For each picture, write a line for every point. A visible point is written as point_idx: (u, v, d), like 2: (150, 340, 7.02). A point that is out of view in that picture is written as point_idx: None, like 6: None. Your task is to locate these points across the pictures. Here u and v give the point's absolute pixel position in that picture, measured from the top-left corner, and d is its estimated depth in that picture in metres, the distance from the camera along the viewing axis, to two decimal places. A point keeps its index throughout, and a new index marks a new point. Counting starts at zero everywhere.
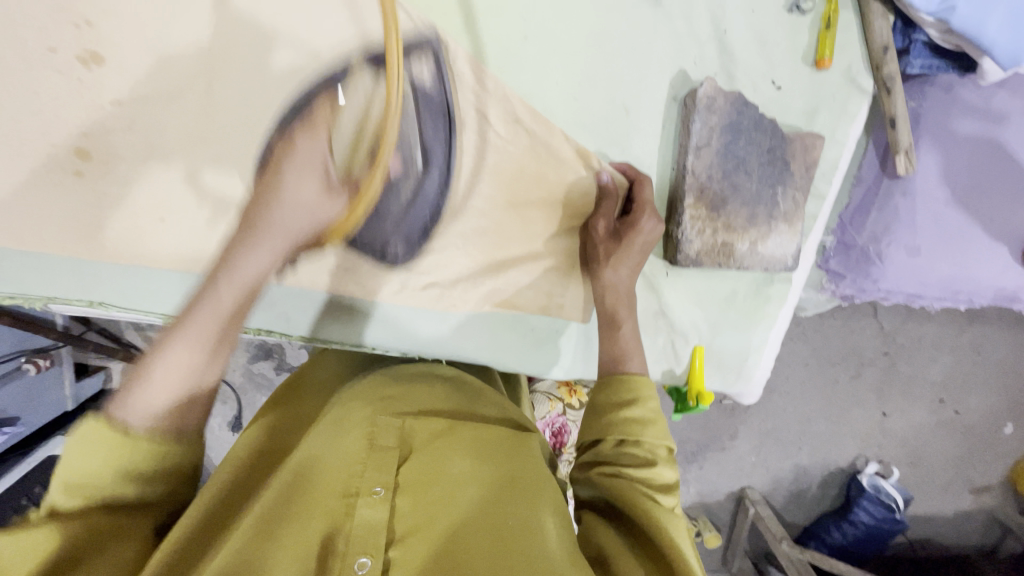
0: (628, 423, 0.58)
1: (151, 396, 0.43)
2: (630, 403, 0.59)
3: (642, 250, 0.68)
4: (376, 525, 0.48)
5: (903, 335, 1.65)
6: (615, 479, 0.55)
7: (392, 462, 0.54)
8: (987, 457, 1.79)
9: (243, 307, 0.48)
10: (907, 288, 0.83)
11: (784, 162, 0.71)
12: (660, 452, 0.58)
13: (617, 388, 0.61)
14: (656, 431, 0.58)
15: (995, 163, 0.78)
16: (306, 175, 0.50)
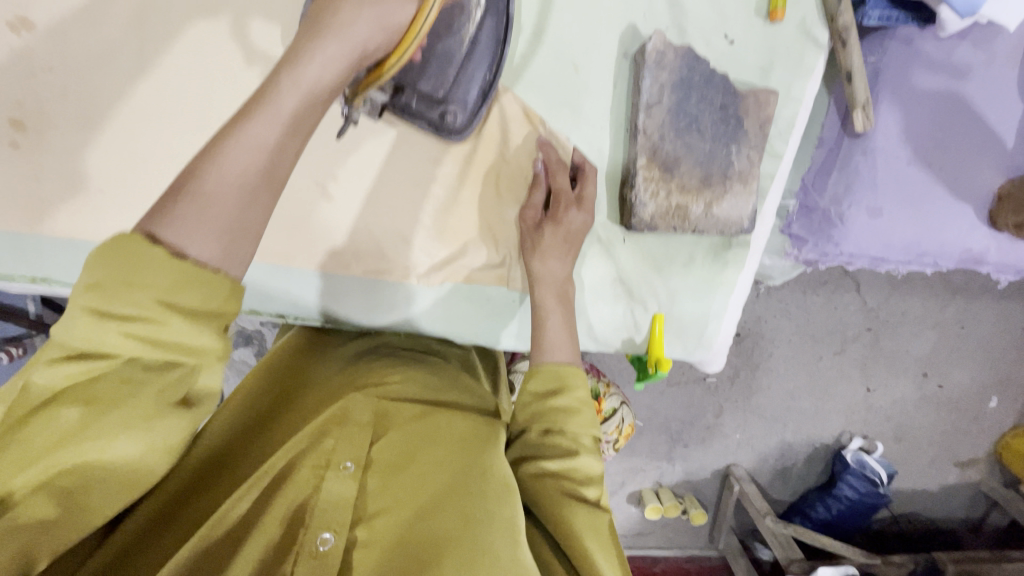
0: (554, 412, 0.57)
1: (202, 212, 0.37)
2: (555, 392, 0.59)
3: (568, 239, 0.68)
4: (343, 499, 0.49)
5: (886, 310, 1.64)
6: (540, 475, 0.55)
7: (364, 440, 0.55)
8: (973, 431, 1.79)
9: (305, 116, 0.42)
10: (870, 252, 0.82)
11: (737, 119, 0.69)
12: (586, 441, 0.57)
13: (545, 378, 0.60)
14: (581, 421, 0.57)
15: (957, 119, 0.76)
16: None
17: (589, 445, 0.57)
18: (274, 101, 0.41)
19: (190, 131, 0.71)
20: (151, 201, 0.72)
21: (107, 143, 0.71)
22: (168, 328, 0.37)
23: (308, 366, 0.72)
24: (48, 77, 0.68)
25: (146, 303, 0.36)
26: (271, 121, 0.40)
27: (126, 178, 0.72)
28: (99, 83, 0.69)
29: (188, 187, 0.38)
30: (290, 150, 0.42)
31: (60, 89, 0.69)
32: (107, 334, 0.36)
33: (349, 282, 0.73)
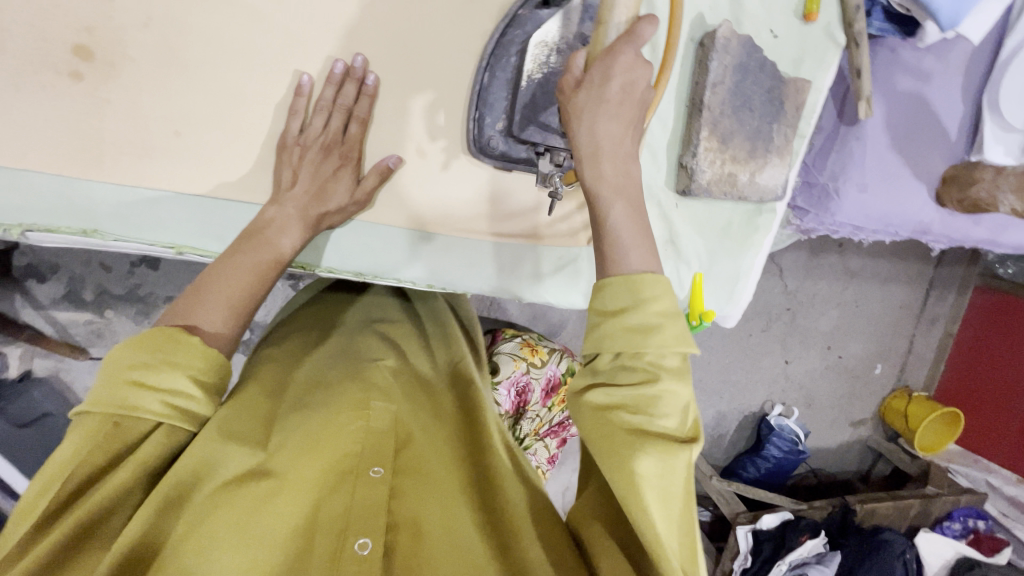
0: (626, 335, 0.51)
1: (207, 303, 0.57)
2: (625, 310, 0.51)
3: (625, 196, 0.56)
4: (372, 503, 0.55)
5: (802, 292, 2.20)
6: (609, 400, 0.50)
7: (389, 447, 0.61)
8: (863, 392, 2.43)
9: (311, 192, 0.67)
10: (853, 221, 1.00)
11: (780, 102, 0.82)
12: (670, 362, 0.50)
13: (623, 290, 0.52)
14: (662, 341, 0.50)
15: (923, 114, 0.97)
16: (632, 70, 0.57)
17: (669, 369, 0.50)
18: (279, 207, 0.66)
19: (280, 75, 0.68)
20: (234, 149, 0.69)
21: (195, 87, 0.66)
22: (178, 351, 0.53)
23: (315, 376, 0.72)
24: (127, 3, 0.62)
25: (164, 345, 0.52)
26: (281, 225, 0.65)
27: (207, 121, 0.67)
28: (188, 17, 0.64)
29: (200, 288, 0.58)
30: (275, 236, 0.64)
31: (141, 18, 0.62)
32: (136, 368, 0.51)
33: (415, 237, 0.79)
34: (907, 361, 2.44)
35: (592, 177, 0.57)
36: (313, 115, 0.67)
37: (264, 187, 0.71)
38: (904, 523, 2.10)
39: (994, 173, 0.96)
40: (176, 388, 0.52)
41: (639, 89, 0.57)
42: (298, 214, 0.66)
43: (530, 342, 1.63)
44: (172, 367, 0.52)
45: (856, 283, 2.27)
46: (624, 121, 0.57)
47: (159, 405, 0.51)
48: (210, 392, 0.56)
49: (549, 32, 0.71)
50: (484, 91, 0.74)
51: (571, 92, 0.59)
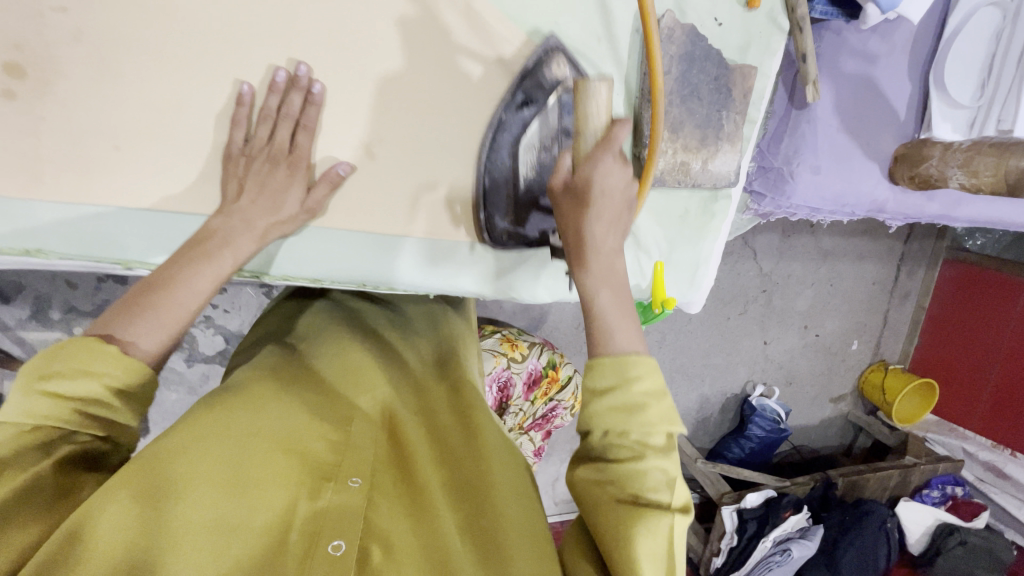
0: (612, 413, 0.54)
1: (150, 320, 0.56)
2: (613, 388, 0.55)
3: (616, 285, 0.63)
4: (350, 509, 0.56)
5: (777, 274, 2.24)
6: (601, 477, 0.55)
7: (368, 457, 0.62)
8: (841, 368, 2.48)
9: (264, 210, 0.67)
10: (809, 203, 1.01)
11: (728, 89, 0.83)
12: (657, 440, 0.54)
13: (607, 370, 0.56)
14: (651, 417, 0.54)
15: (871, 94, 0.99)
16: (616, 164, 0.66)
17: (657, 447, 0.54)
18: (223, 231, 0.65)
19: (219, 84, 0.67)
20: (176, 163, 0.68)
21: (133, 101, 0.65)
22: (91, 357, 0.51)
23: (293, 375, 0.72)
24: (57, 18, 0.61)
25: (77, 353, 0.51)
26: (225, 240, 0.65)
27: (149, 133, 0.67)
28: (119, 30, 0.63)
29: (139, 304, 0.56)
30: (215, 250, 0.63)
31: (70, 31, 0.61)
32: (48, 376, 0.49)
33: (370, 239, 0.79)
34: (883, 336, 2.48)
35: (579, 273, 0.64)
36: (257, 125, 0.67)
37: (211, 198, 0.70)
38: (885, 495, 2.17)
39: (942, 149, 0.96)
40: (89, 393, 0.50)
41: (619, 188, 0.65)
42: (245, 226, 0.66)
43: (509, 338, 1.65)
44: (80, 372, 0.50)
45: (830, 262, 2.31)
46: (607, 220, 0.64)
47: (69, 414, 0.49)
48: (131, 400, 0.53)
49: (532, 135, 0.82)
50: (486, 193, 0.82)
51: (560, 189, 0.66)
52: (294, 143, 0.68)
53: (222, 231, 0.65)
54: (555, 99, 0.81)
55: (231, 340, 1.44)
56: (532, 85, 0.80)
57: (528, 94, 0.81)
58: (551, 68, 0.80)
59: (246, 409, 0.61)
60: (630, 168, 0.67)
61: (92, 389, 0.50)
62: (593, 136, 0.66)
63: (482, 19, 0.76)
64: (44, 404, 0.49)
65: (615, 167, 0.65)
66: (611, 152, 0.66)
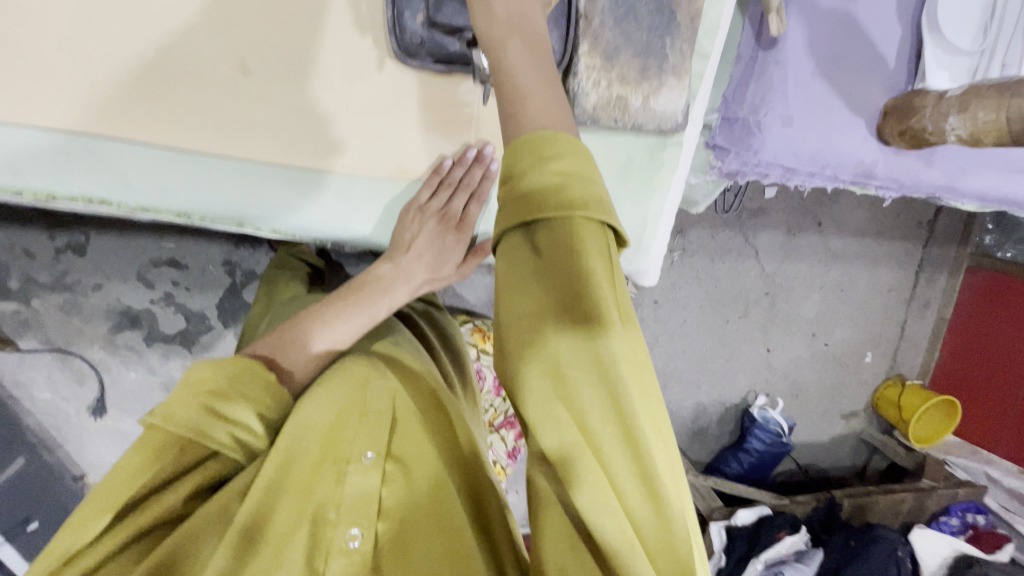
0: (531, 200, 0.41)
1: (298, 349, 0.66)
2: (523, 171, 0.41)
3: (527, 45, 0.47)
4: (368, 489, 0.60)
5: (780, 275, 2.08)
6: (531, 308, 0.41)
7: (383, 431, 0.64)
8: (854, 382, 2.28)
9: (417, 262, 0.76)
10: (782, 160, 0.88)
11: (671, 11, 0.72)
12: (589, 233, 0.40)
13: (528, 152, 0.41)
14: (572, 200, 0.40)
15: (851, 36, 0.87)
16: None
17: (594, 245, 0.40)
18: (375, 279, 0.75)
19: None
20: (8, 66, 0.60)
21: None
22: (251, 385, 0.57)
23: None
24: None
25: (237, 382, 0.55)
26: (378, 279, 0.75)
27: None
28: None
29: (294, 326, 0.68)
30: (381, 295, 0.74)
31: None
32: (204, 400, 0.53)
33: (254, 169, 0.71)
34: (900, 348, 2.28)
35: (482, 19, 0.48)
36: (438, 192, 0.76)
37: (64, 116, 0.63)
38: (896, 521, 1.97)
39: (935, 99, 0.82)
40: (242, 418, 0.55)
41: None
42: (406, 278, 0.76)
43: (480, 327, 1.53)
44: (245, 401, 0.56)
45: (840, 266, 2.14)
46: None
47: (226, 438, 0.54)
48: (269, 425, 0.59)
49: None
50: None
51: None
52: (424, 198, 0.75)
53: (375, 282, 0.75)
54: None
55: (194, 322, 1.30)
56: None
57: None
58: None
59: None
60: None
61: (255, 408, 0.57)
62: None
63: None
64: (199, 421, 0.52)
65: None
66: None
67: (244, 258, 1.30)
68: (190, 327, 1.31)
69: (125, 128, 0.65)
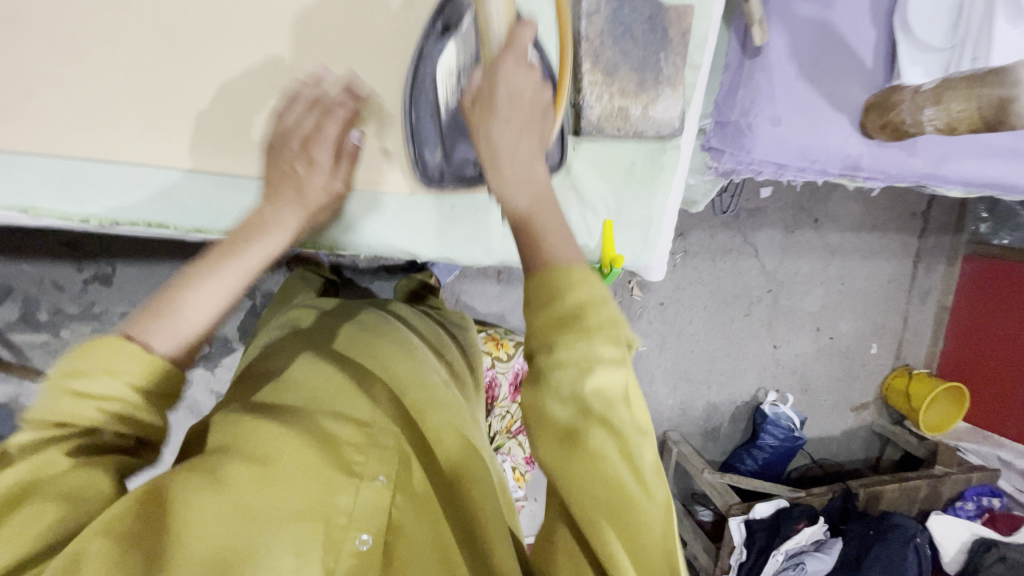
0: (553, 327, 0.45)
1: (159, 323, 0.49)
2: (543, 305, 0.45)
3: (542, 199, 0.54)
4: (378, 508, 0.56)
5: (781, 273, 2.14)
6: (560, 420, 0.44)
7: (396, 454, 0.61)
8: (862, 374, 2.33)
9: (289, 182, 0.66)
10: (774, 158, 0.95)
11: (663, 29, 0.80)
12: (606, 352, 0.44)
13: (547, 281, 0.46)
14: (597, 325, 0.44)
15: (830, 40, 0.94)
16: (512, 56, 0.55)
17: (612, 357, 0.44)
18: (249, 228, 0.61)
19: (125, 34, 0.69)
20: (80, 112, 0.69)
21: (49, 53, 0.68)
22: (117, 348, 0.45)
23: (309, 363, 0.70)
24: None
25: (106, 347, 0.45)
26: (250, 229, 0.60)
27: (62, 79, 0.68)
28: None
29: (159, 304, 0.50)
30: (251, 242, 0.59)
31: None
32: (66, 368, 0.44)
33: None
34: (904, 338, 2.33)
35: (497, 184, 0.56)
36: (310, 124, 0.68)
37: (124, 144, 0.71)
38: (913, 508, 1.99)
39: (912, 92, 0.90)
40: (108, 388, 0.44)
41: (529, 93, 0.57)
42: (287, 203, 0.64)
43: (494, 336, 1.59)
44: (110, 370, 0.45)
45: (839, 261, 2.20)
46: (517, 123, 0.56)
47: (90, 412, 0.44)
48: (148, 404, 0.47)
49: (451, 60, 0.72)
50: (415, 128, 0.76)
51: (469, 107, 0.58)
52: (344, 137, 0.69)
53: (246, 229, 0.61)
54: (471, 21, 0.71)
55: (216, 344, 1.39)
56: (451, 9, 0.72)
57: (448, 20, 0.72)
58: None
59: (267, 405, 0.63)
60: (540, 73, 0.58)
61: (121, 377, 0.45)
62: (498, 37, 0.55)
63: None
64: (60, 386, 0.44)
65: (515, 60, 0.55)
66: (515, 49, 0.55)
67: (263, 280, 1.38)
68: (214, 351, 1.39)
69: (173, 152, 0.73)
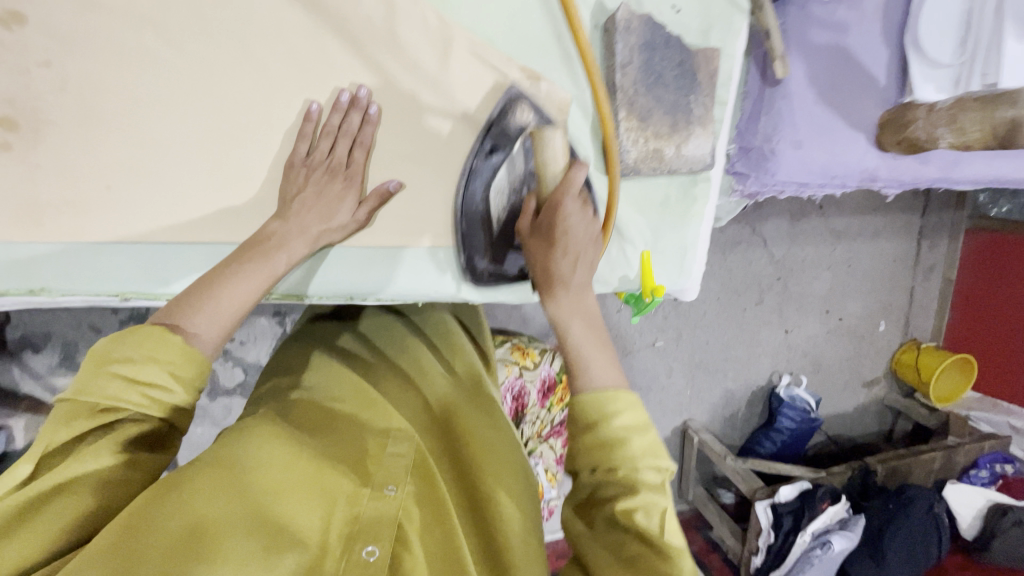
0: (596, 447, 0.56)
1: (200, 317, 0.61)
2: (594, 424, 0.57)
3: (593, 329, 0.67)
4: (386, 516, 0.64)
5: (790, 260, 2.19)
6: (609, 523, 0.55)
7: (403, 468, 0.69)
8: (872, 351, 2.40)
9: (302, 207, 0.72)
10: (796, 178, 1.00)
11: (692, 73, 0.84)
12: (648, 476, 0.55)
13: (592, 405, 0.59)
14: (636, 446, 0.56)
15: (844, 63, 0.99)
16: (572, 200, 0.74)
17: (651, 482, 0.55)
18: (268, 237, 0.71)
19: (181, 118, 0.72)
20: (148, 195, 0.73)
21: (114, 143, 0.71)
22: (157, 343, 0.56)
23: (330, 384, 0.81)
24: (43, 71, 0.68)
25: (145, 345, 0.55)
26: (272, 237, 0.71)
27: (133, 167, 0.72)
28: (102, 81, 0.69)
29: (201, 300, 0.62)
30: (274, 257, 0.70)
31: (57, 83, 0.68)
32: (114, 364, 0.54)
33: (356, 251, 0.82)
34: (911, 314, 2.39)
35: (552, 306, 0.70)
36: (319, 139, 0.73)
37: (189, 228, 0.75)
38: (929, 479, 2.06)
39: (925, 112, 0.96)
40: (148, 376, 0.55)
41: (582, 230, 0.74)
42: (300, 230, 0.72)
43: (520, 345, 1.65)
44: (153, 363, 0.55)
45: (845, 245, 2.25)
46: (570, 254, 0.72)
47: (138, 397, 0.54)
48: (186, 386, 0.58)
49: (500, 178, 0.83)
50: (466, 237, 0.84)
51: (527, 233, 0.77)
52: (354, 154, 0.75)
53: (272, 240, 0.71)
54: (519, 144, 0.83)
55: (252, 371, 1.46)
56: (497, 133, 0.81)
57: (496, 141, 0.82)
58: (512, 117, 0.82)
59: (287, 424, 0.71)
60: (590, 209, 0.75)
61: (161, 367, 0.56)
62: (553, 179, 0.74)
63: (443, 32, 0.77)
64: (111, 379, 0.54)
65: (577, 207, 0.74)
66: (570, 197, 0.74)
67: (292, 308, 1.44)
68: (249, 377, 1.47)
69: (229, 230, 0.75)
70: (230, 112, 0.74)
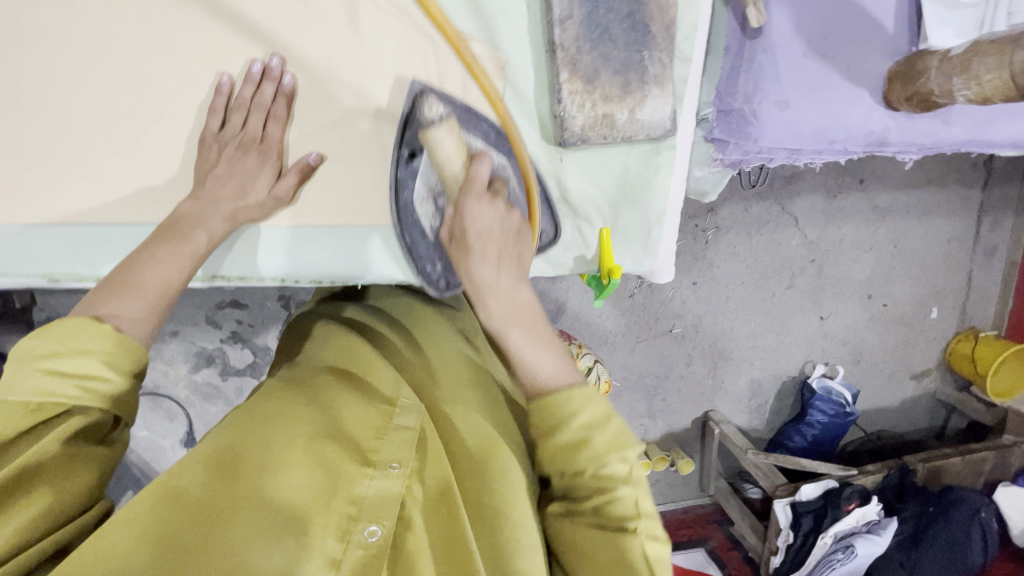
0: (563, 448, 0.56)
1: (133, 303, 0.58)
2: (556, 427, 0.57)
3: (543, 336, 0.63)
4: (390, 494, 0.59)
5: (825, 241, 1.98)
6: (577, 517, 0.57)
7: (410, 443, 0.64)
8: (921, 340, 2.17)
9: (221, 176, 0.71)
10: (784, 144, 0.88)
11: (644, 25, 0.75)
12: (613, 468, 0.55)
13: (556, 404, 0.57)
14: (602, 438, 0.56)
15: (838, 8, 0.87)
16: (474, 196, 0.64)
17: (620, 472, 0.56)
18: (193, 228, 0.69)
19: (99, 100, 0.74)
20: (71, 178, 0.75)
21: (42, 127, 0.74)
22: (84, 330, 0.53)
23: (338, 349, 0.77)
24: None
25: (74, 333, 0.52)
26: (185, 223, 0.69)
27: (59, 151, 0.75)
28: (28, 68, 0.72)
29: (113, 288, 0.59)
30: (192, 235, 0.68)
31: None
32: (42, 360, 0.50)
33: (298, 232, 0.80)
34: (968, 300, 2.15)
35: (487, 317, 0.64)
36: (232, 114, 0.73)
37: (105, 209, 0.76)
38: (979, 481, 1.87)
39: (939, 59, 0.80)
40: (84, 368, 0.51)
41: (496, 227, 0.65)
42: (213, 207, 0.70)
43: None
44: (87, 349, 0.52)
45: (890, 223, 2.02)
46: (493, 257, 0.64)
47: (73, 389, 0.50)
48: (128, 374, 0.54)
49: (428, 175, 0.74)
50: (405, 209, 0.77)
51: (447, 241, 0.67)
52: (269, 128, 0.74)
53: (185, 220, 0.69)
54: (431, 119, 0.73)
55: (260, 353, 1.44)
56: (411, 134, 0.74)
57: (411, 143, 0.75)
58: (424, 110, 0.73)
59: (307, 396, 0.66)
60: (501, 199, 0.66)
61: (99, 355, 0.52)
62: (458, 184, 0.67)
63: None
64: (39, 376, 0.50)
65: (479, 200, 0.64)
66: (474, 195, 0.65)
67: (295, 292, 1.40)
68: (258, 359, 1.45)
69: (154, 210, 0.76)
70: (144, 88, 0.74)
